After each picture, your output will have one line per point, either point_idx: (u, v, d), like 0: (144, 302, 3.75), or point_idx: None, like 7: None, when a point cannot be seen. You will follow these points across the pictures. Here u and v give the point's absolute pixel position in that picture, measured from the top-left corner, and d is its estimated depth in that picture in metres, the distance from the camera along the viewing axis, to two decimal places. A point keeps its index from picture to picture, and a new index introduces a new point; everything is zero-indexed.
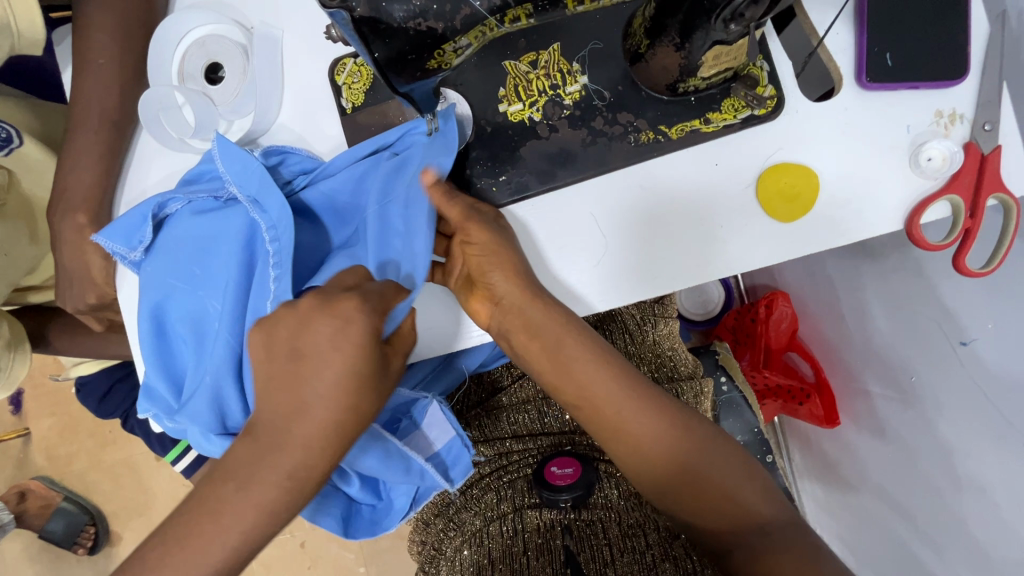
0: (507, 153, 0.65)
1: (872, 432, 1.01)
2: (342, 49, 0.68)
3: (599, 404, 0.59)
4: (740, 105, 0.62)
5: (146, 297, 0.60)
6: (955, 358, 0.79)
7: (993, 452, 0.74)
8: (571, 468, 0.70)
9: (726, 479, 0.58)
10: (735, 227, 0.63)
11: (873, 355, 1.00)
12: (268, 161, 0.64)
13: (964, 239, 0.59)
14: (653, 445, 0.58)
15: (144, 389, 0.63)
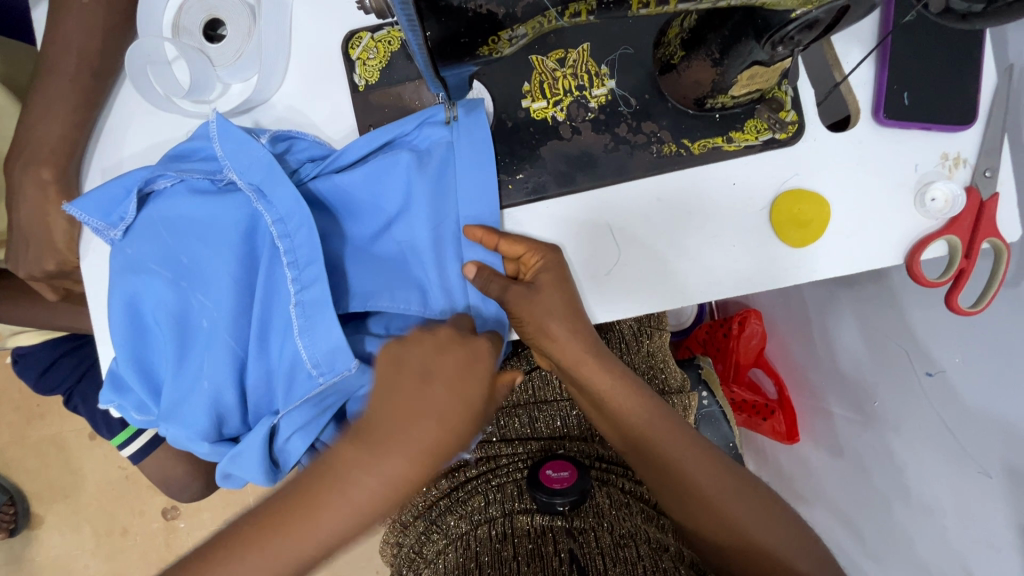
0: (526, 151, 0.62)
1: (829, 451, 1.04)
2: (357, 22, 0.64)
3: (617, 406, 0.60)
4: (763, 127, 0.62)
5: (123, 283, 0.55)
6: (919, 388, 0.82)
7: (948, 480, 0.78)
8: (566, 472, 0.70)
9: (731, 492, 0.59)
10: (746, 247, 0.63)
11: (837, 378, 1.03)
12: (274, 148, 0.60)
13: (958, 279, 0.61)
14: (669, 457, 0.60)
15: (112, 380, 0.58)
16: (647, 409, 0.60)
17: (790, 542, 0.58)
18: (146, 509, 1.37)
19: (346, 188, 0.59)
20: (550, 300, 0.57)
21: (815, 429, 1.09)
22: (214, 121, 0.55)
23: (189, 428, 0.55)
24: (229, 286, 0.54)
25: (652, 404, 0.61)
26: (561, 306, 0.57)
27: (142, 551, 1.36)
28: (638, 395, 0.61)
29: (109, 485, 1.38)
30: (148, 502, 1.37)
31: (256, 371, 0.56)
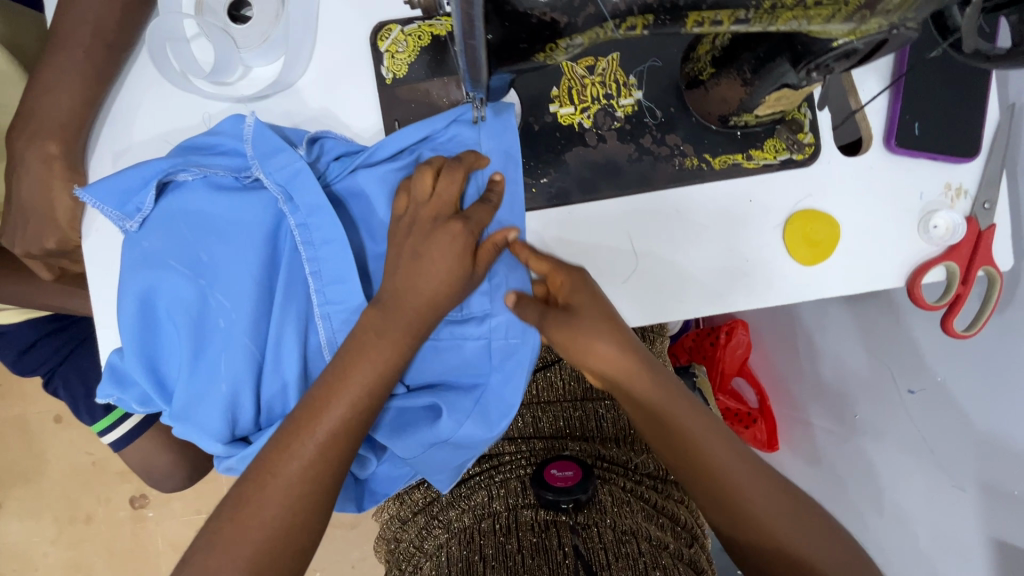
0: (551, 155, 0.63)
1: (805, 459, 1.08)
2: (387, 13, 0.63)
3: (639, 388, 0.60)
4: (781, 146, 0.64)
5: (136, 278, 0.54)
6: (900, 403, 0.86)
7: (924, 488, 0.82)
8: (570, 471, 0.70)
9: (759, 488, 0.60)
10: (760, 262, 0.65)
11: (821, 391, 1.05)
12: (309, 154, 0.58)
13: (954, 304, 0.64)
14: (699, 453, 0.60)
15: (116, 373, 0.58)
16: (681, 407, 0.61)
17: (813, 542, 0.58)
18: (113, 496, 1.32)
19: (373, 189, 0.59)
20: (581, 303, 0.59)
21: (795, 439, 1.13)
22: (251, 126, 0.56)
23: (203, 426, 0.57)
24: (251, 288, 0.55)
25: (685, 399, 0.62)
26: (592, 309, 0.59)
27: (107, 540, 1.31)
28: (673, 390, 0.61)
29: (74, 470, 1.32)
30: (116, 489, 1.31)
31: (273, 371, 0.57)
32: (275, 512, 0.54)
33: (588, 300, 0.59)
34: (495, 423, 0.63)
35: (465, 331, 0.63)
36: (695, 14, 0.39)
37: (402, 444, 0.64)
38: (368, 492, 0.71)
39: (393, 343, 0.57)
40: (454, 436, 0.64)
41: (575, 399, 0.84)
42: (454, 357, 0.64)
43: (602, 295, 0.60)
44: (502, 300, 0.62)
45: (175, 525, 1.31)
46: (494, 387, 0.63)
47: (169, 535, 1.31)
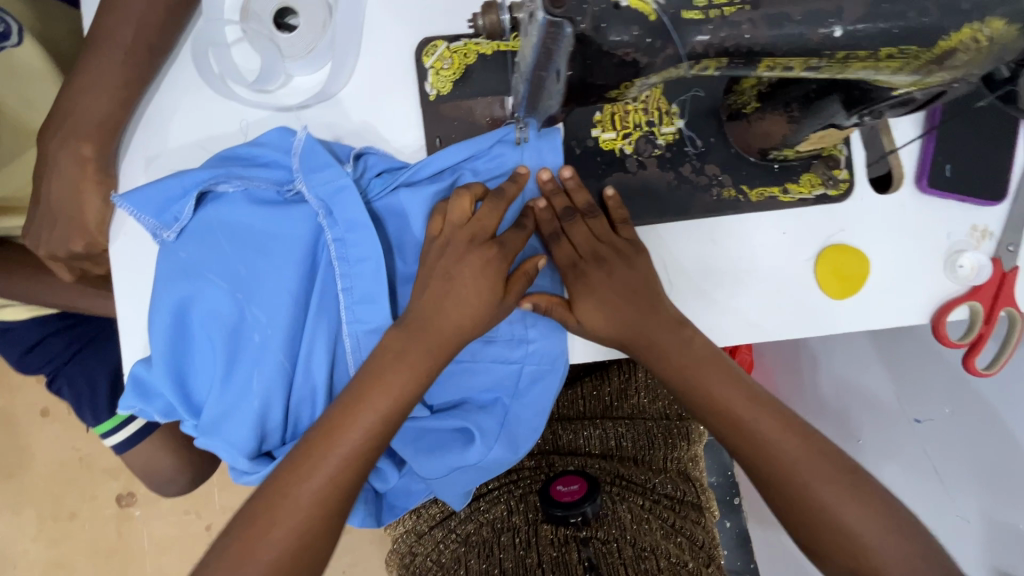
0: (591, 180, 0.63)
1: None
2: (434, 28, 0.62)
3: (662, 348, 0.59)
4: (817, 182, 0.65)
5: (171, 289, 0.53)
6: (910, 434, 0.85)
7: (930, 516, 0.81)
8: (576, 485, 0.70)
9: (829, 484, 0.54)
10: (791, 294, 0.66)
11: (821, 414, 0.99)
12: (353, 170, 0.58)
13: (976, 343, 0.66)
14: (772, 454, 0.56)
15: (142, 385, 0.56)
16: (749, 404, 0.58)
17: (879, 529, 0.53)
18: (99, 494, 1.28)
19: (411, 210, 0.58)
20: (612, 299, 0.60)
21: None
22: (301, 141, 0.55)
23: (229, 441, 0.55)
24: (286, 304, 0.54)
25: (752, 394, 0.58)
26: (622, 304, 0.60)
27: (89, 539, 1.27)
28: (736, 383, 0.58)
29: (62, 466, 1.29)
30: (102, 487, 1.28)
31: (305, 387, 0.56)
32: (300, 523, 0.52)
33: (615, 290, 0.60)
34: (521, 445, 0.64)
35: (500, 353, 0.63)
36: (769, 59, 0.39)
37: (427, 463, 0.64)
38: (387, 505, 0.70)
39: (431, 363, 0.56)
40: (483, 460, 0.64)
41: (593, 418, 0.85)
42: (485, 377, 0.63)
43: (637, 284, 0.60)
44: (539, 322, 0.62)
45: (162, 525, 1.27)
46: (520, 408, 0.63)
47: (155, 535, 1.27)
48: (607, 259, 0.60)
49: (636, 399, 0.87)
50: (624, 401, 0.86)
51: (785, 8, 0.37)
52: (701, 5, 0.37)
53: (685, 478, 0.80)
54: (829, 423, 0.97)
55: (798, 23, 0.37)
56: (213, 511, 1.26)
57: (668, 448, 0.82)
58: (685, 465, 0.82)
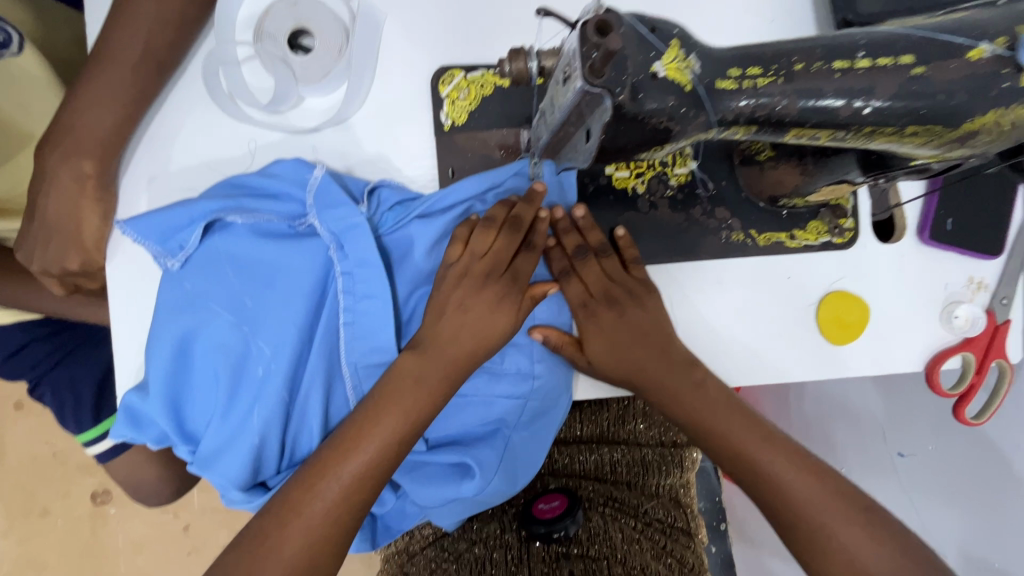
0: (602, 218, 0.63)
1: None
2: (451, 56, 0.61)
3: (675, 393, 0.60)
4: (823, 229, 0.66)
5: (176, 321, 0.53)
6: (890, 466, 0.87)
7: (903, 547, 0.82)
8: (556, 502, 0.73)
9: (848, 524, 0.55)
10: (793, 338, 0.66)
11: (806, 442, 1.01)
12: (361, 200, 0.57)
13: (967, 393, 0.67)
14: (782, 490, 0.57)
15: (134, 414, 0.55)
16: (755, 438, 0.59)
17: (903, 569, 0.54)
18: (72, 492, 1.23)
19: (423, 241, 0.57)
20: (621, 339, 0.60)
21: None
22: (318, 178, 0.55)
23: (222, 476, 0.54)
24: (291, 338, 0.54)
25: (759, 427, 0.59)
26: (631, 343, 0.61)
27: (60, 538, 1.22)
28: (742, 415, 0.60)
29: (33, 463, 1.23)
30: (75, 484, 1.22)
31: (304, 420, 0.56)
32: (295, 552, 0.52)
33: (626, 330, 0.60)
34: (518, 477, 0.65)
35: (505, 387, 0.62)
36: (798, 129, 0.39)
37: (425, 494, 0.63)
38: (381, 527, 0.69)
39: (432, 396, 0.55)
40: (484, 491, 0.63)
41: (591, 442, 0.84)
42: (488, 410, 0.62)
43: (647, 326, 0.61)
44: (545, 357, 0.61)
45: (136, 526, 1.23)
46: (521, 440, 0.63)
47: (130, 535, 1.22)
48: (618, 300, 0.61)
49: (633, 425, 0.85)
50: (620, 427, 0.85)
51: (817, 83, 0.37)
52: (735, 75, 0.37)
53: (676, 504, 0.81)
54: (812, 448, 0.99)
55: (829, 98, 0.37)
56: (192, 511, 1.22)
57: (662, 476, 0.82)
58: (676, 491, 0.82)
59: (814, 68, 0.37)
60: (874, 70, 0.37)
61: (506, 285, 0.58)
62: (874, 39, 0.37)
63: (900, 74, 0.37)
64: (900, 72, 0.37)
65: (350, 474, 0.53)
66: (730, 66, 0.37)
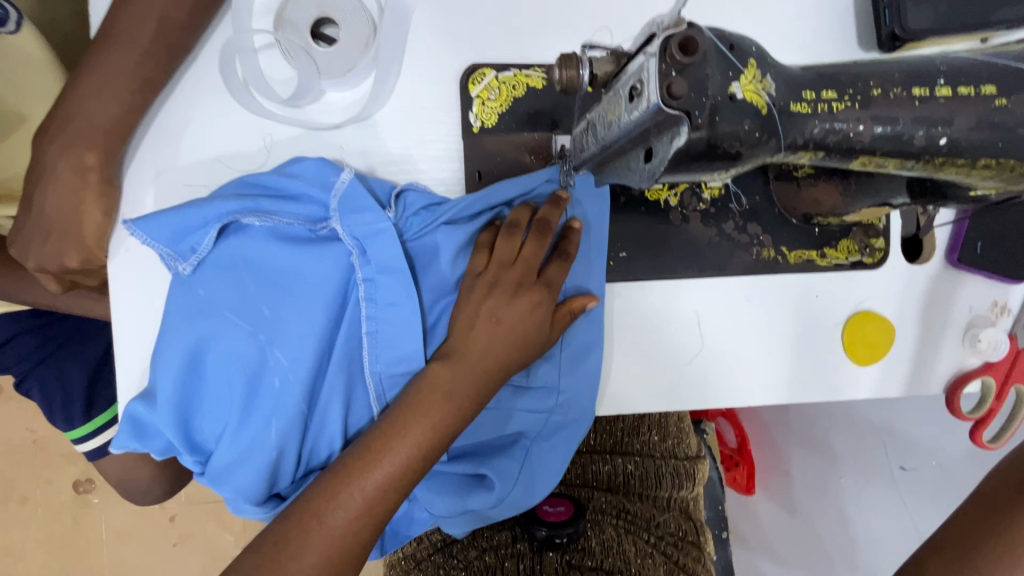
0: (631, 230, 0.62)
1: (781, 506, 1.04)
2: (483, 54, 0.58)
3: None
4: (853, 248, 0.64)
5: (190, 328, 0.51)
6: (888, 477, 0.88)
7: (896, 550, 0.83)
8: (562, 506, 0.72)
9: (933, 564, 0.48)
10: (819, 357, 0.65)
11: (812, 454, 1.01)
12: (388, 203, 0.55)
13: (984, 419, 0.66)
14: None
15: (139, 424, 0.53)
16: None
17: None
18: (54, 479, 1.14)
19: (453, 249, 0.54)
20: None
21: (776, 485, 1.07)
22: (343, 181, 0.52)
23: (235, 489, 0.52)
24: (311, 347, 0.51)
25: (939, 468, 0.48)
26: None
27: (43, 526, 1.14)
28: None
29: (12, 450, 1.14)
30: (58, 472, 1.14)
31: (320, 431, 0.54)
32: (314, 562, 0.49)
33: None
34: (539, 488, 0.62)
35: (530, 400, 0.60)
36: (866, 157, 0.37)
37: (441, 505, 0.60)
38: (390, 534, 0.64)
39: (454, 411, 0.52)
40: (502, 502, 0.60)
41: (604, 452, 0.83)
42: (510, 423, 0.60)
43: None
44: (571, 372, 0.60)
45: (123, 514, 1.15)
46: (540, 451, 0.62)
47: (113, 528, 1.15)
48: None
49: (647, 437, 0.83)
50: (635, 437, 0.84)
51: (893, 109, 0.35)
52: (809, 97, 0.35)
53: (688, 517, 0.79)
54: (810, 456, 1.01)
55: (902, 125, 0.36)
56: (178, 501, 1.15)
57: (676, 489, 0.79)
58: (687, 506, 0.80)
59: (892, 94, 0.35)
60: (954, 99, 0.35)
61: (538, 293, 0.54)
62: (954, 66, 0.36)
63: (981, 104, 0.35)
64: (981, 103, 0.35)
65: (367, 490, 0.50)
66: (805, 87, 0.35)
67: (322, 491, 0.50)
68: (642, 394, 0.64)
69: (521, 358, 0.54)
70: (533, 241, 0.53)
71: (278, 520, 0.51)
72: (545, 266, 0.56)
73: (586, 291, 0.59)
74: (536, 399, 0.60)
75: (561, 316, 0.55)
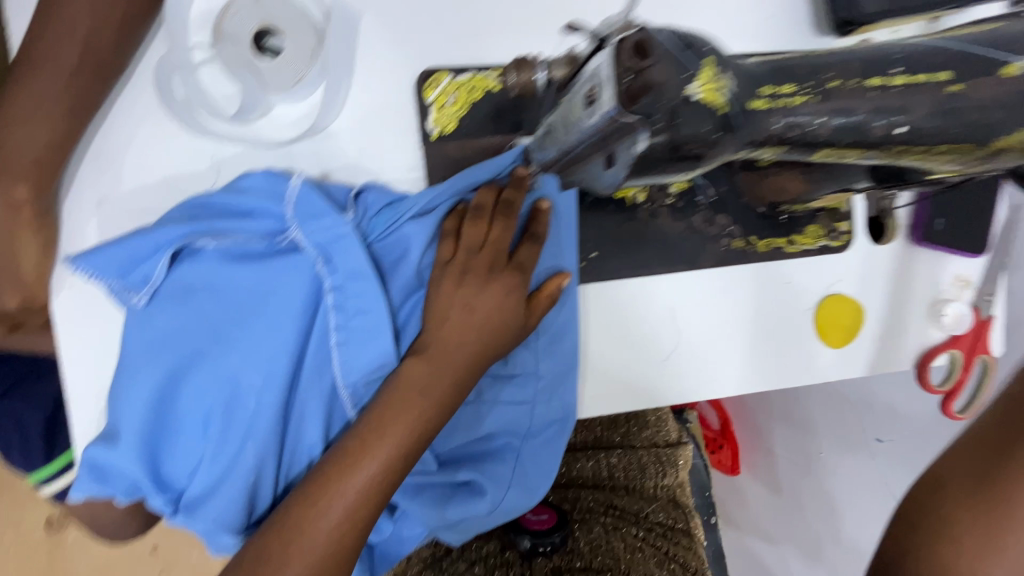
0: (605, 230, 0.61)
1: (768, 487, 1.05)
2: (436, 58, 0.56)
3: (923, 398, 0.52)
4: (820, 233, 0.65)
5: (150, 363, 0.49)
6: (866, 451, 0.88)
7: (870, 503, 0.86)
8: (545, 513, 0.74)
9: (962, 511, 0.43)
10: (796, 341, 0.65)
11: (793, 419, 1.03)
12: (350, 211, 0.52)
13: (954, 389, 0.68)
14: None
15: (101, 467, 0.50)
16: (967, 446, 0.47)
17: None
18: (25, 518, 1.07)
19: (423, 242, 0.53)
20: None
21: (756, 464, 1.09)
22: (295, 188, 0.50)
23: (211, 520, 0.49)
24: (281, 363, 0.49)
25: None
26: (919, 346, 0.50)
27: (17, 567, 1.07)
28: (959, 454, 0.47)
29: None
30: (29, 510, 1.07)
31: (297, 447, 0.51)
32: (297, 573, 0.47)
33: None
34: (533, 487, 0.61)
35: (512, 391, 0.59)
36: (828, 149, 0.37)
37: (424, 515, 0.57)
38: (379, 555, 0.63)
39: (436, 406, 0.50)
40: (496, 509, 0.59)
41: (585, 450, 0.83)
42: (488, 421, 0.58)
43: None
44: (550, 357, 0.59)
45: (102, 548, 1.09)
46: (532, 450, 0.60)
47: (93, 561, 1.09)
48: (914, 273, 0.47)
49: (625, 428, 0.84)
50: (613, 430, 0.84)
51: (850, 101, 0.35)
52: (768, 93, 0.34)
53: (676, 505, 0.80)
54: (791, 433, 1.02)
55: (862, 115, 0.35)
56: (161, 530, 1.10)
57: (660, 476, 0.80)
58: (675, 492, 0.81)
59: (849, 85, 0.35)
60: (910, 87, 0.35)
61: (511, 278, 0.53)
62: (907, 52, 0.36)
63: (937, 90, 0.35)
64: (936, 90, 0.35)
65: (349, 495, 0.48)
66: (762, 83, 0.34)
67: (301, 496, 0.48)
68: (625, 390, 0.63)
69: (499, 351, 0.53)
70: (502, 227, 0.52)
71: (255, 531, 0.49)
72: (515, 250, 0.54)
73: (560, 270, 0.57)
74: (517, 395, 0.59)
75: (539, 301, 0.55)
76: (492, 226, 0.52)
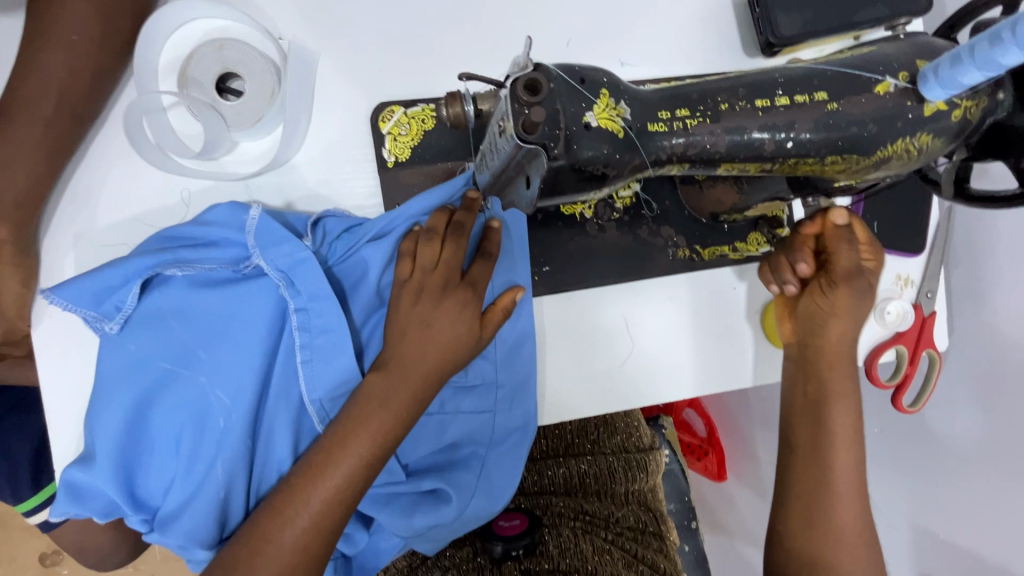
0: (556, 244, 0.65)
1: (751, 490, 1.05)
2: (389, 93, 0.60)
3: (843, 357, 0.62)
4: (763, 240, 0.69)
5: (123, 386, 0.52)
6: None
7: None
8: (517, 521, 0.73)
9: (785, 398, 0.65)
10: (748, 343, 0.68)
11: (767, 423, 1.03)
12: (312, 238, 0.56)
13: (902, 383, 0.71)
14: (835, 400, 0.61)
15: (79, 488, 0.52)
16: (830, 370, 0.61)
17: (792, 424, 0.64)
18: (19, 555, 1.08)
19: (380, 262, 0.56)
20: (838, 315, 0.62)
21: (738, 469, 1.11)
22: (255, 219, 0.54)
23: (184, 535, 0.52)
24: (247, 382, 0.52)
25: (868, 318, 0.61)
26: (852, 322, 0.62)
27: None
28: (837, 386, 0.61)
29: None
30: (22, 547, 1.08)
31: (266, 462, 0.54)
32: None
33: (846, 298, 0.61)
34: (499, 493, 0.63)
35: (473, 401, 0.62)
36: (728, 164, 0.41)
37: (393, 523, 0.60)
38: (358, 568, 0.65)
39: (396, 416, 0.53)
40: (462, 514, 0.61)
41: (558, 456, 0.87)
42: (452, 429, 0.61)
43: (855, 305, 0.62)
44: (508, 367, 0.62)
45: None
46: (497, 458, 0.63)
47: None
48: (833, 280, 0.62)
49: (595, 435, 0.90)
50: (584, 437, 0.90)
51: (741, 120, 0.39)
52: (664, 117, 0.38)
53: (648, 507, 0.84)
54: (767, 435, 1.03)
55: (755, 133, 0.39)
56: (154, 562, 1.11)
57: (630, 480, 0.85)
58: (645, 496, 0.86)
59: (738, 107, 0.39)
60: (793, 106, 0.39)
61: (463, 294, 0.56)
62: (790, 76, 0.40)
63: (817, 108, 0.39)
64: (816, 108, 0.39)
65: (316, 505, 0.51)
66: (659, 108, 0.39)
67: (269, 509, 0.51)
68: (582, 397, 0.65)
69: (455, 362, 0.56)
70: (453, 245, 0.55)
71: (228, 545, 0.51)
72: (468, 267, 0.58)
73: (514, 284, 0.61)
74: (479, 405, 0.62)
75: (494, 314, 0.58)
76: (444, 245, 0.55)
